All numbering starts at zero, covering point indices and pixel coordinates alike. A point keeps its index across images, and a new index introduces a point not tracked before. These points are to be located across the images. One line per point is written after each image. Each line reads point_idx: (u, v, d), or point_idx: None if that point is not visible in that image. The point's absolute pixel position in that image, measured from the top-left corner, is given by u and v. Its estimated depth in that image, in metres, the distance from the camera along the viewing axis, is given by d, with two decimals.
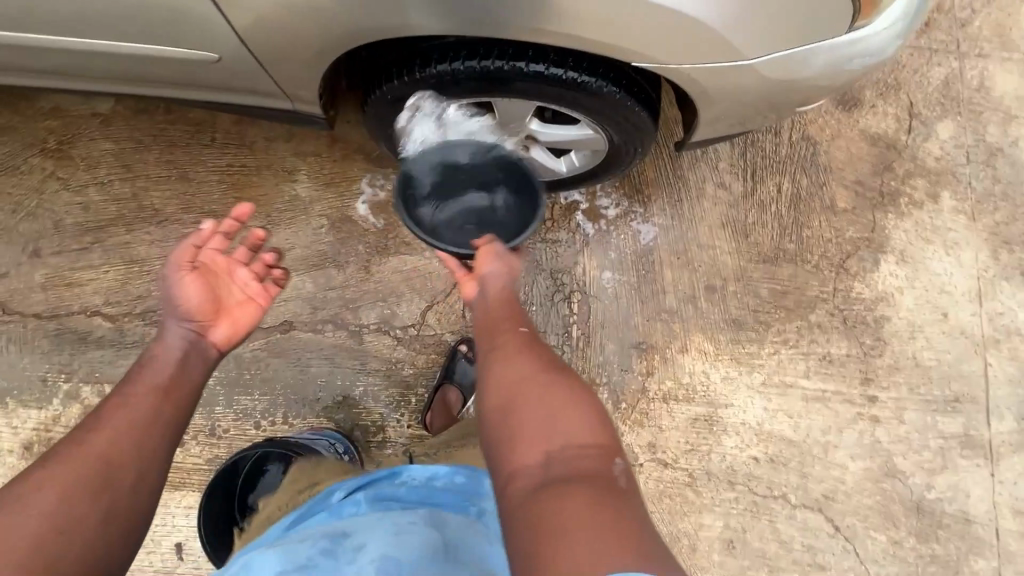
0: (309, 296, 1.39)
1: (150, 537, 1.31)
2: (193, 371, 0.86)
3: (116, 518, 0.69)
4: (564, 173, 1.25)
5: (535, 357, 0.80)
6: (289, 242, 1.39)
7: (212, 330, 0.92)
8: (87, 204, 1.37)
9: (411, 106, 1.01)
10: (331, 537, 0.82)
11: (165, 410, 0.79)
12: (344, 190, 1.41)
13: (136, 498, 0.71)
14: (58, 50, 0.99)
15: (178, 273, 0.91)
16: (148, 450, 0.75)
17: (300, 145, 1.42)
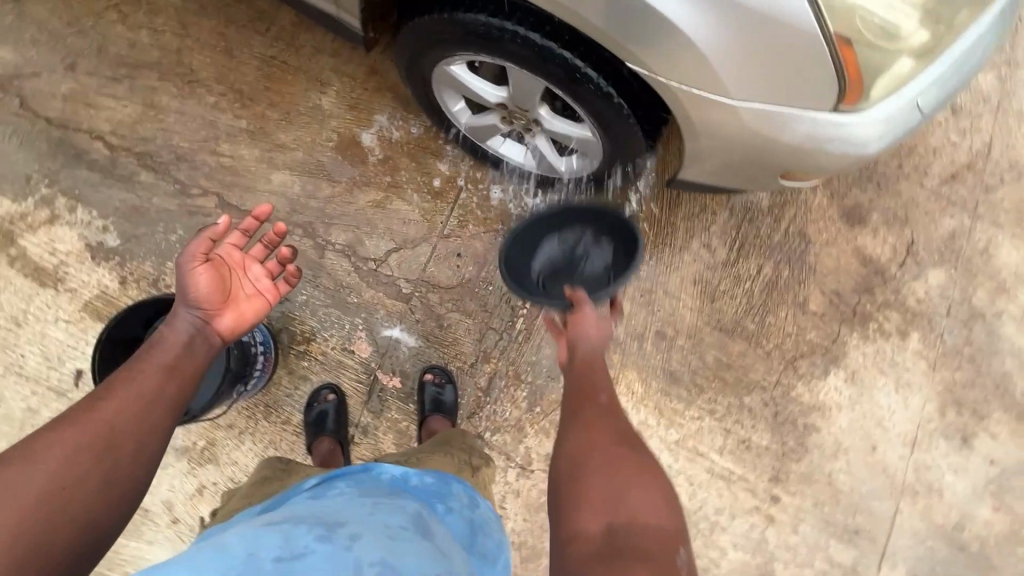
0: (293, 199, 1.45)
1: (57, 355, 1.34)
2: (201, 359, 0.90)
3: (113, 486, 0.72)
4: (561, 173, 1.30)
5: (616, 432, 0.85)
6: (295, 144, 1.46)
7: (217, 321, 0.95)
8: (134, 43, 1.46)
9: (437, 44, 1.08)
10: (325, 523, 0.71)
11: (169, 391, 0.83)
12: (362, 118, 1.48)
13: (134, 470, 0.75)
14: None
15: (192, 263, 0.93)
16: (148, 421, 0.78)
17: (341, 63, 1.49)
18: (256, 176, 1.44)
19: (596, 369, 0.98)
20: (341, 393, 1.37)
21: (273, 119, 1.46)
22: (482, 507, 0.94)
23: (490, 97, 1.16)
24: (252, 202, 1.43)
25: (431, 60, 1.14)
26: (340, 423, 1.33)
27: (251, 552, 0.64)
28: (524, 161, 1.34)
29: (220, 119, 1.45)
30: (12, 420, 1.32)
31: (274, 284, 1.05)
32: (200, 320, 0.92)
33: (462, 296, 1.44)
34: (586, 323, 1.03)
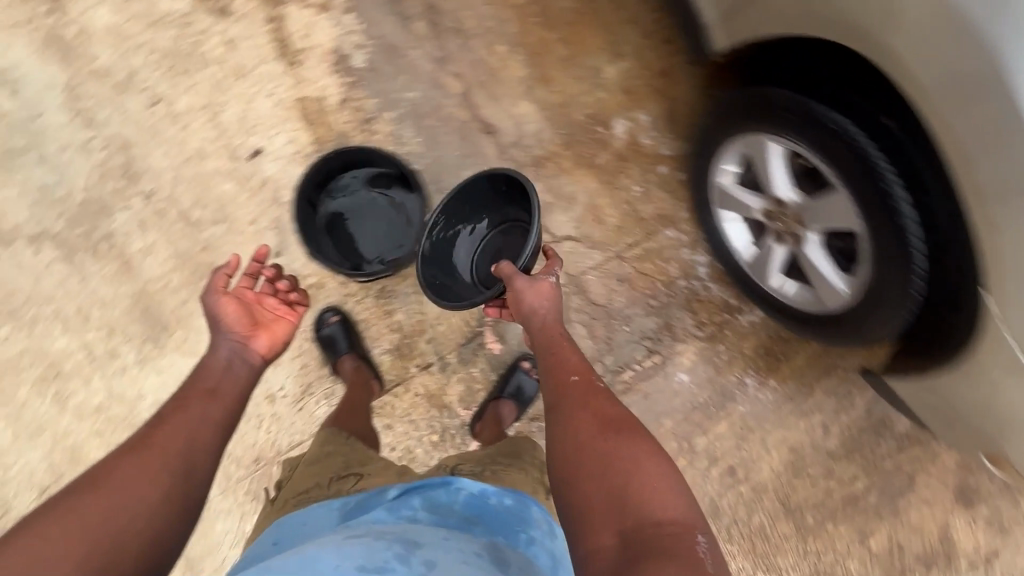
0: (522, 133, 1.41)
1: (251, 123, 1.35)
2: (240, 378, 0.96)
3: (170, 501, 0.78)
4: (767, 285, 1.27)
5: (597, 416, 0.88)
6: (557, 88, 1.42)
7: (252, 341, 1.01)
8: None
9: (781, 120, 1.01)
10: (405, 543, 0.75)
11: (213, 410, 0.90)
12: (628, 109, 1.44)
13: (185, 487, 0.80)
14: None
15: (220, 300, 1.02)
16: (199, 442, 0.85)
17: (643, 49, 1.45)
18: (508, 91, 1.41)
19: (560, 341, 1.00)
20: (344, 313, 1.35)
21: (555, 54, 1.42)
22: (560, 535, 0.94)
23: (783, 194, 1.11)
24: (489, 111, 1.40)
25: (746, 124, 1.10)
26: (355, 339, 1.34)
27: (332, 560, 0.69)
28: (742, 249, 1.31)
29: (513, 28, 1.41)
30: (182, 151, 1.34)
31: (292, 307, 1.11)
32: (229, 343, 0.99)
33: (597, 318, 1.43)
34: (528, 294, 1.04)
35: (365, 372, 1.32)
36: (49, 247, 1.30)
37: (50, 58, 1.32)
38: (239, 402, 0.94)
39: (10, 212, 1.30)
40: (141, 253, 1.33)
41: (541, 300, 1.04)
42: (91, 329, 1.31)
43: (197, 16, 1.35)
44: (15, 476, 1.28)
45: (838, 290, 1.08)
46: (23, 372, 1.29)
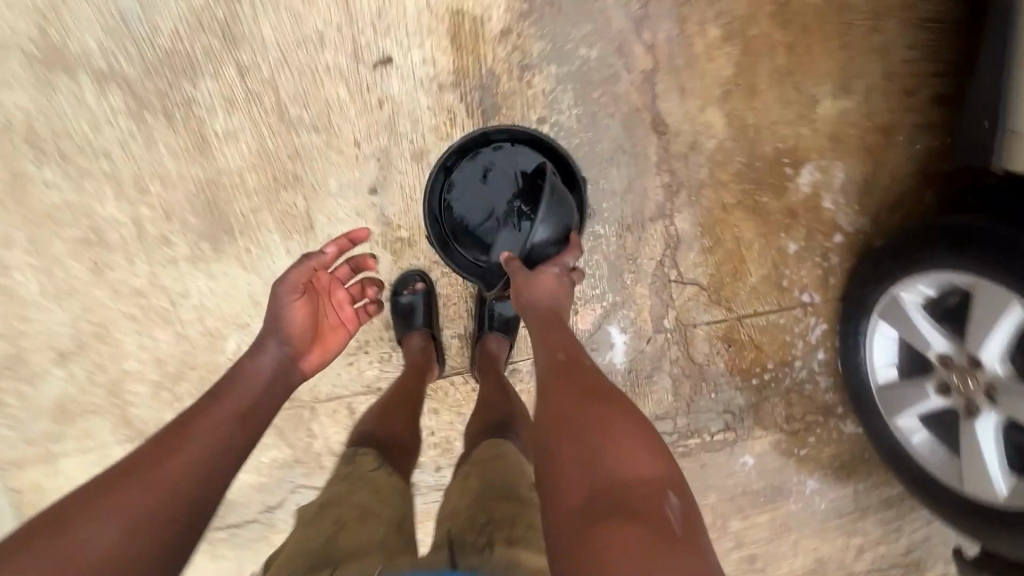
0: (695, 146, 1.16)
1: (388, 22, 1.08)
2: (276, 396, 0.85)
3: (171, 512, 0.63)
4: (887, 418, 1.15)
5: (579, 386, 0.77)
6: (756, 107, 1.15)
7: (307, 357, 0.94)
8: None
9: None
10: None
11: (238, 436, 0.75)
12: (824, 159, 1.18)
13: (193, 494, 0.66)
14: None
15: (292, 296, 0.92)
16: (215, 480, 0.69)
17: (874, 94, 1.16)
18: (699, 90, 1.13)
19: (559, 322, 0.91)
20: (431, 283, 1.18)
21: (771, 63, 1.13)
22: None
23: (991, 368, 0.95)
24: (668, 106, 1.14)
25: (948, 232, 0.98)
26: (433, 315, 1.18)
27: None
28: (878, 369, 1.16)
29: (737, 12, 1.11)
30: (298, 28, 1.07)
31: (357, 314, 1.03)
32: (284, 356, 0.90)
33: (689, 375, 1.27)
34: (533, 288, 0.93)
35: (432, 354, 1.17)
36: (116, 94, 1.08)
37: None
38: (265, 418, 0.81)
39: (77, 35, 1.06)
40: (221, 136, 1.11)
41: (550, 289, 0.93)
42: (146, 205, 1.13)
43: None
44: (33, 333, 1.17)
45: (987, 479, 0.99)
46: (60, 226, 1.13)
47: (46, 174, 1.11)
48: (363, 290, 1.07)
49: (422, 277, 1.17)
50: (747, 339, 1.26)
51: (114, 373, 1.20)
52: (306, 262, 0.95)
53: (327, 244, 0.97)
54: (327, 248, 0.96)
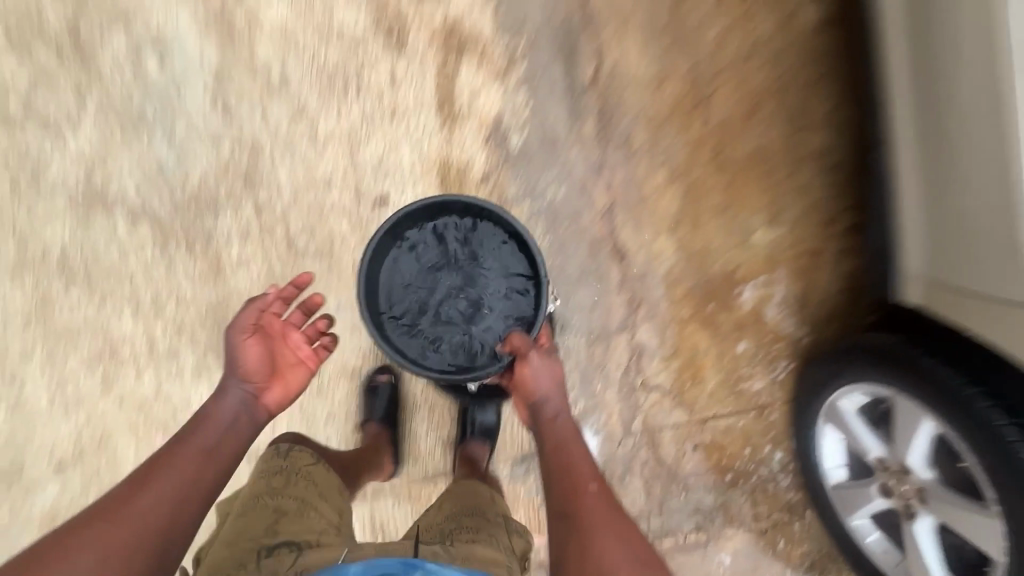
0: (652, 267, 1.33)
1: (387, 169, 1.28)
2: (241, 437, 0.93)
3: (138, 547, 0.75)
4: (841, 518, 1.24)
5: (615, 534, 0.83)
6: (702, 235, 1.34)
7: (266, 394, 0.99)
8: (703, 25, 1.31)
9: (954, 419, 0.96)
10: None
11: (207, 479, 0.86)
12: (764, 278, 1.36)
13: (158, 523, 0.78)
14: (940, 19, 0.93)
15: (243, 335, 0.97)
16: (174, 538, 0.79)
17: (804, 222, 1.35)
18: (653, 223, 1.33)
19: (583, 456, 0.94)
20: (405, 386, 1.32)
21: (712, 200, 1.34)
22: None
23: (920, 475, 1.06)
24: (626, 235, 1.33)
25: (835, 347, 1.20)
26: (392, 410, 1.29)
27: None
28: (827, 469, 1.25)
29: (681, 160, 1.32)
30: (309, 174, 1.27)
31: (314, 349, 1.05)
32: (249, 393, 0.97)
33: (659, 476, 1.35)
34: (540, 376, 1.03)
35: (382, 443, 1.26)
36: (144, 228, 1.24)
37: (210, 37, 1.24)
38: (231, 466, 0.90)
39: (118, 180, 1.23)
40: (235, 263, 1.26)
41: (551, 384, 1.03)
42: (160, 324, 1.25)
43: (372, 42, 1.26)
44: (33, 444, 1.24)
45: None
46: (76, 343, 1.24)
47: (72, 296, 1.24)
48: (315, 329, 1.05)
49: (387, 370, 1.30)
50: (711, 440, 1.36)
51: (109, 483, 1.25)
52: (254, 304, 0.99)
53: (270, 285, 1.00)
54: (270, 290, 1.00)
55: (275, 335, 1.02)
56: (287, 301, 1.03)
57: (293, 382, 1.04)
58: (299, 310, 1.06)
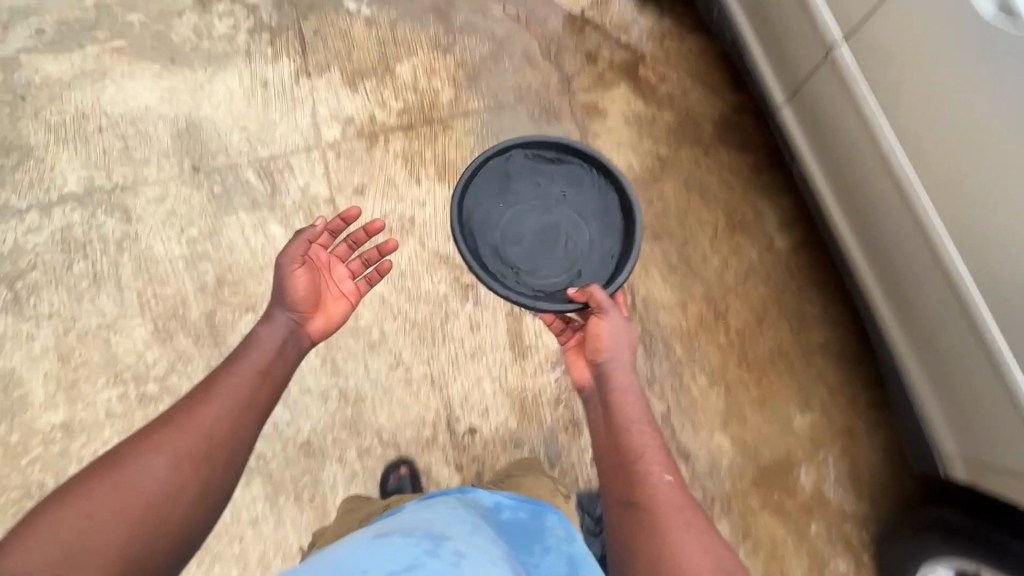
0: (713, 463, 1.49)
1: (472, 402, 1.48)
2: (291, 355, 1.20)
3: (202, 460, 0.95)
4: None
5: (665, 473, 1.01)
6: (750, 428, 1.52)
7: (310, 322, 1.26)
8: (705, 259, 1.69)
9: None
10: (433, 541, 0.88)
11: (261, 394, 1.09)
12: (816, 460, 1.51)
13: (223, 437, 0.99)
14: (894, 262, 1.33)
15: (293, 266, 1.26)
16: (234, 443, 1.00)
17: (833, 404, 1.56)
18: (705, 421, 1.52)
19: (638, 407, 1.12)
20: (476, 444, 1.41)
21: (751, 395, 1.55)
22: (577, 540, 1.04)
23: None
24: (685, 437, 1.51)
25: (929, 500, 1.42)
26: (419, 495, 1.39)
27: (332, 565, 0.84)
28: None
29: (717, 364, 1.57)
30: (406, 415, 1.46)
31: (354, 283, 1.35)
32: (292, 322, 1.23)
33: None
34: (612, 335, 1.22)
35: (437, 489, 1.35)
36: (260, 485, 1.38)
37: None
38: (279, 383, 1.13)
39: None
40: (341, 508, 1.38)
41: (619, 342, 1.21)
42: None
43: (453, 300, 1.55)
44: None
45: None
46: None
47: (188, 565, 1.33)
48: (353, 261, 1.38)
49: (408, 460, 1.43)
50: None
51: None
52: (303, 239, 1.30)
53: (318, 219, 1.33)
54: (317, 225, 1.33)
55: (322, 269, 1.32)
56: (331, 232, 1.35)
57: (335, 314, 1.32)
58: (341, 245, 1.37)
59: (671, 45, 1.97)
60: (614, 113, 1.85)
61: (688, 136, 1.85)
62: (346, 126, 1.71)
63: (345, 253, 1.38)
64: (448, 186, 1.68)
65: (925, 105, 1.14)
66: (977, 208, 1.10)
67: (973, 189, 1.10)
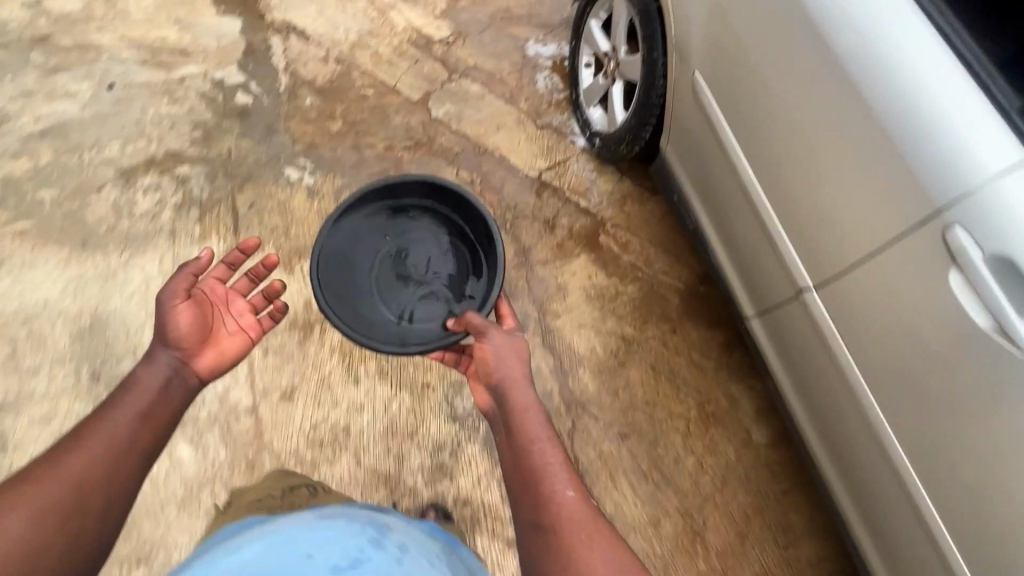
0: None
1: None
2: (177, 393, 1.10)
3: (68, 506, 0.89)
4: None
5: (572, 485, 1.03)
6: None
7: (196, 360, 1.15)
8: (679, 462, 1.52)
9: None
10: (377, 526, 0.93)
11: (136, 436, 1.01)
12: None
13: (93, 472, 0.94)
14: (873, 485, 1.27)
15: (175, 299, 1.14)
16: (116, 479, 0.95)
17: None
18: None
19: (540, 419, 1.11)
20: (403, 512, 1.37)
21: None
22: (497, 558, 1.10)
23: None
24: None
25: None
26: None
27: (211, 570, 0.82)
28: None
29: None
30: None
31: (256, 321, 1.27)
32: (178, 357, 1.12)
33: None
34: (503, 356, 1.19)
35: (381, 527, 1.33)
36: None
37: None
38: (169, 416, 1.07)
39: None
40: None
41: (510, 358, 1.19)
42: None
43: None
44: None
45: None
46: None
47: None
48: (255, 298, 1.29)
49: None
50: None
51: None
52: (188, 271, 1.19)
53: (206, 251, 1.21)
54: (202, 257, 1.19)
55: (220, 301, 1.23)
56: (229, 266, 1.25)
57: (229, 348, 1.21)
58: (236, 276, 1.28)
59: (632, 210, 1.89)
60: (574, 288, 1.73)
61: (654, 313, 1.73)
62: (276, 315, 1.54)
63: (245, 288, 1.29)
64: (388, 386, 1.49)
65: (914, 397, 1.08)
66: (967, 495, 1.04)
67: (957, 463, 1.04)
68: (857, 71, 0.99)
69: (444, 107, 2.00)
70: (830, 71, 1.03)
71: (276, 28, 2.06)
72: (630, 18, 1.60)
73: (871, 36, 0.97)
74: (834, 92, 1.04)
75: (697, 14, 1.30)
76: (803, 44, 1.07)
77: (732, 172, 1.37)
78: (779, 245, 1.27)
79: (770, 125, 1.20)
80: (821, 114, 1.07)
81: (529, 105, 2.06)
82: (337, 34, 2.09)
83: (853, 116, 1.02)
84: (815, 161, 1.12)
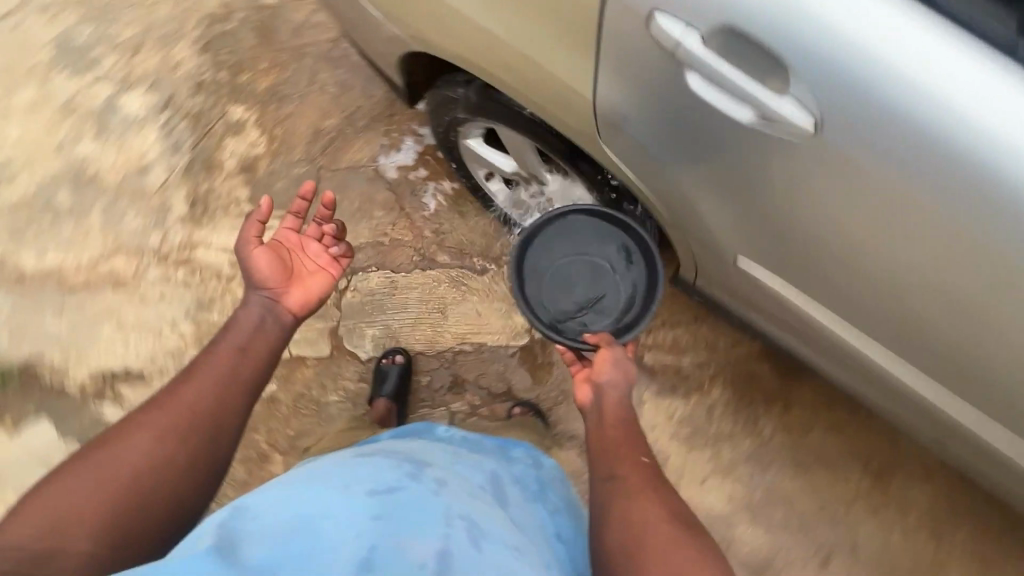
0: None
1: None
2: (268, 339, 0.84)
3: (181, 437, 0.70)
4: None
5: (659, 495, 0.73)
6: None
7: (287, 297, 0.87)
8: (887, 543, 1.35)
9: None
10: (415, 464, 0.75)
11: (244, 373, 0.79)
12: None
13: (204, 396, 0.74)
14: None
15: (248, 248, 0.88)
16: (227, 410, 0.75)
17: None
18: None
19: (625, 415, 0.83)
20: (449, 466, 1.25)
21: None
22: (548, 465, 0.97)
23: None
24: None
25: None
26: None
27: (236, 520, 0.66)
28: None
29: None
30: None
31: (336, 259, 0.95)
32: (267, 298, 0.86)
33: None
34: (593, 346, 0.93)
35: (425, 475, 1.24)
36: None
37: None
38: (269, 362, 0.83)
39: None
40: None
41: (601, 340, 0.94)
42: None
43: None
44: None
45: None
46: None
47: None
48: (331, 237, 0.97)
49: None
50: None
51: None
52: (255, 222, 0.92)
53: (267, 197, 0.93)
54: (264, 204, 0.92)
55: (292, 248, 0.93)
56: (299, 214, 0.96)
57: (318, 288, 0.91)
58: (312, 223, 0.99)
59: None
60: (666, 444, 1.41)
61: (756, 400, 1.42)
62: None
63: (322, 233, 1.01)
64: None
65: None
66: None
67: None
68: (977, 220, 0.59)
69: (366, 335, 1.46)
70: (925, 220, 0.61)
71: (94, 394, 1.43)
72: (540, 149, 1.06)
73: (991, 181, 0.56)
74: (921, 234, 0.63)
75: (658, 144, 0.76)
76: (852, 185, 0.63)
77: (777, 304, 0.94)
78: (895, 375, 0.90)
79: (812, 265, 0.78)
80: (920, 270, 0.67)
81: (448, 251, 1.50)
82: (168, 339, 1.46)
83: (986, 278, 0.63)
84: (892, 299, 0.74)
